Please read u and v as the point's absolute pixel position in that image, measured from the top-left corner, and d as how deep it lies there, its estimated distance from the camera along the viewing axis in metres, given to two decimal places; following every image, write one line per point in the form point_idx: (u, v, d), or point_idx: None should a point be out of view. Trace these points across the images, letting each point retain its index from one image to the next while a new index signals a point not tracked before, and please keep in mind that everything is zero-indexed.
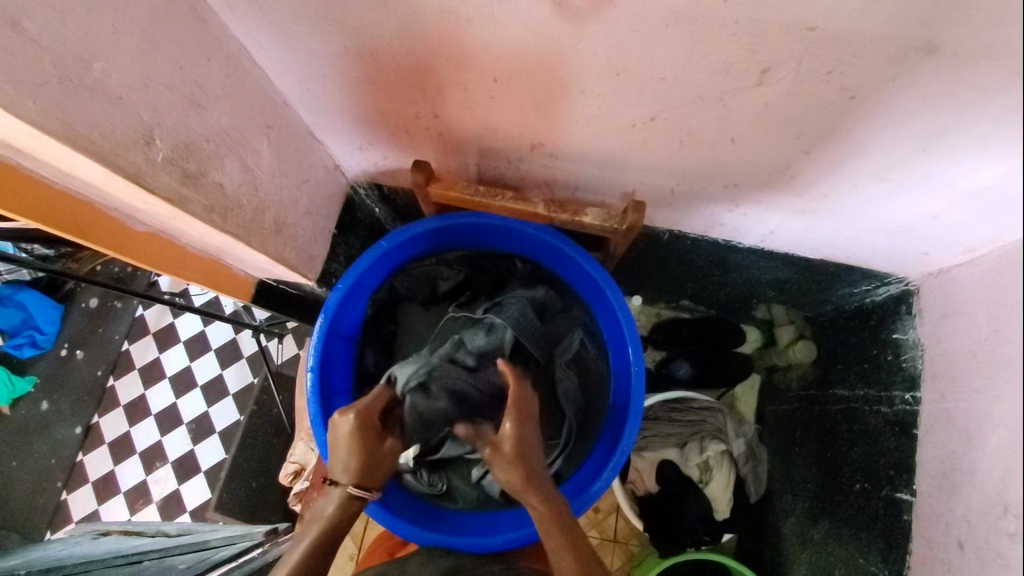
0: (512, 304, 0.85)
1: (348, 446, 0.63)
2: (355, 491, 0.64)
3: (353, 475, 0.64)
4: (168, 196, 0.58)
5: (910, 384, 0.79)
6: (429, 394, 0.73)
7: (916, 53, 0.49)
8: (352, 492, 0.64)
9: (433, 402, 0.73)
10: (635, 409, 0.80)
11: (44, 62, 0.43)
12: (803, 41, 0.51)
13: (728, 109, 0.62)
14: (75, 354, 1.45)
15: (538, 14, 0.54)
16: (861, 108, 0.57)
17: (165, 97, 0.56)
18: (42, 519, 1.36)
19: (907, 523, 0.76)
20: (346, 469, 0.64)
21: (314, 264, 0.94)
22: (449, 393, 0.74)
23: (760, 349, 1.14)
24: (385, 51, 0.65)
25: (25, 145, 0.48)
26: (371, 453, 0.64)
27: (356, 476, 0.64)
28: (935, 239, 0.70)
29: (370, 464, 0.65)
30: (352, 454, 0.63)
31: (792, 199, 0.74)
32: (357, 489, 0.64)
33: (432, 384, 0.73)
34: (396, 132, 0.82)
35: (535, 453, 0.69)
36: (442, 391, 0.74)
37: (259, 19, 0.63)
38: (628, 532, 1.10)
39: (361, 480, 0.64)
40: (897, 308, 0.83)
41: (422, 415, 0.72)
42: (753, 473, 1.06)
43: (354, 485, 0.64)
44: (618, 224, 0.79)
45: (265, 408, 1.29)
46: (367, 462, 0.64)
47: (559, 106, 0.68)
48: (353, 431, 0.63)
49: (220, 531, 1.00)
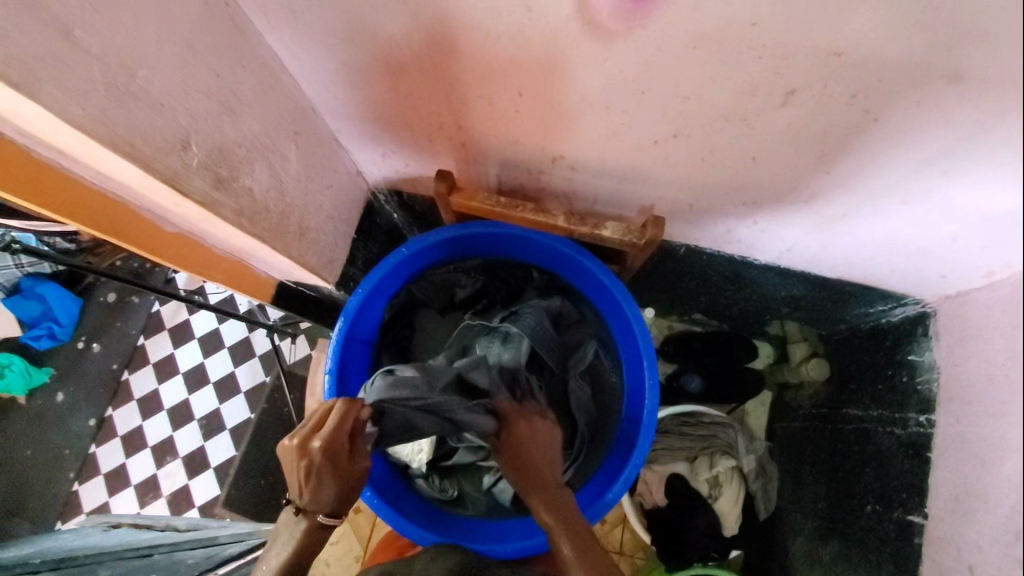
0: (529, 313, 0.87)
1: (317, 477, 0.50)
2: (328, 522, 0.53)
3: (325, 504, 0.52)
4: (201, 199, 0.59)
5: (925, 407, 0.79)
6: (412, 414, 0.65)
7: (943, 80, 0.50)
8: (324, 522, 0.53)
9: (412, 420, 0.66)
10: (648, 422, 0.80)
11: (92, 69, 0.45)
12: (829, 65, 0.52)
13: (752, 129, 0.63)
14: (92, 347, 1.47)
15: (566, 32, 0.55)
16: (884, 132, 0.58)
17: (203, 103, 0.58)
18: (53, 509, 1.37)
19: (919, 546, 0.76)
20: (315, 503, 0.51)
21: (333, 267, 0.95)
22: (432, 412, 0.67)
23: (772, 364, 1.15)
24: (414, 63, 0.66)
25: (69, 148, 0.50)
26: (343, 477, 0.53)
27: (328, 504, 0.52)
28: (955, 263, 0.70)
29: (344, 490, 0.53)
30: (323, 485, 0.51)
31: (811, 217, 0.74)
32: (329, 518, 0.53)
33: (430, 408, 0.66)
34: (419, 141, 0.83)
35: (529, 458, 0.71)
36: (438, 415, 0.68)
37: (295, 30, 0.65)
38: (634, 545, 1.09)
39: (335, 508, 0.53)
40: (914, 330, 0.82)
41: (402, 428, 0.65)
42: (762, 490, 1.07)
43: (326, 516, 0.53)
44: (636, 238, 0.80)
45: (275, 406, 1.30)
46: (342, 488, 0.53)
47: (583, 120, 0.69)
48: (322, 462, 0.50)
49: (229, 528, 0.99)
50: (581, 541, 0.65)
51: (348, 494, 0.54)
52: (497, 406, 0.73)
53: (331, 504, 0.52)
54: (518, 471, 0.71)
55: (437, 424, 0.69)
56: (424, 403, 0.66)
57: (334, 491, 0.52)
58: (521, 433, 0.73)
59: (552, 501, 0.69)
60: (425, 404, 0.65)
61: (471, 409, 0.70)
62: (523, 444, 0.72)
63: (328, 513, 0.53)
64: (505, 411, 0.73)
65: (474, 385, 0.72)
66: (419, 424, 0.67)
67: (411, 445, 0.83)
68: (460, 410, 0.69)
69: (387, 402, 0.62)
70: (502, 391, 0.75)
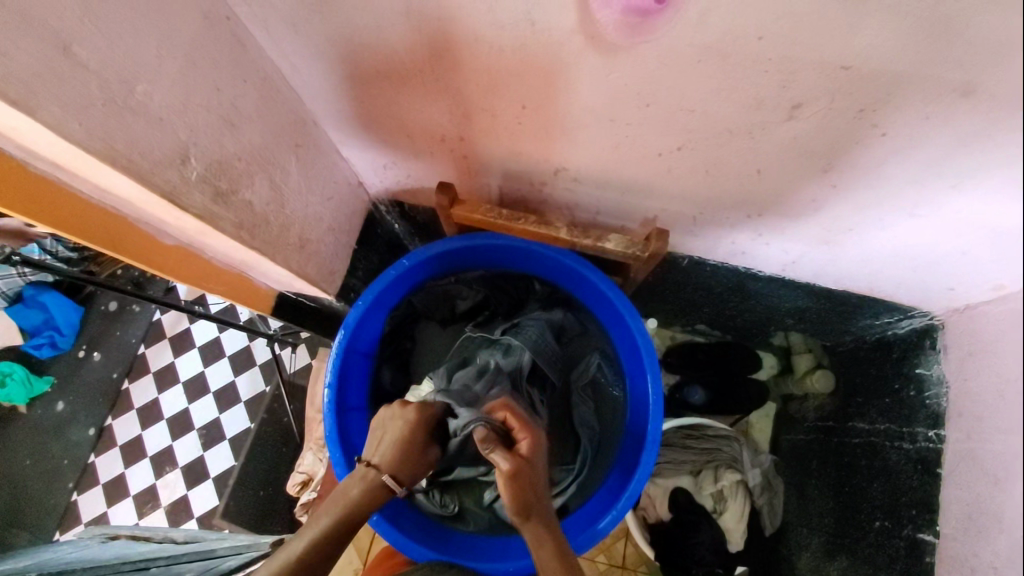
0: (530, 327, 0.88)
1: (400, 432, 0.70)
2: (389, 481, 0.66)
3: (393, 464, 0.67)
4: (200, 213, 0.59)
5: (933, 422, 0.78)
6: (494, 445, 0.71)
7: (953, 94, 0.49)
8: (387, 479, 0.65)
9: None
10: (653, 438, 0.79)
11: (91, 84, 0.44)
12: (836, 79, 0.51)
13: (756, 142, 0.62)
14: (92, 356, 1.45)
15: (571, 45, 0.55)
16: (893, 146, 0.57)
17: (203, 117, 0.57)
18: (52, 518, 1.36)
19: (930, 564, 0.77)
20: (387, 455, 0.67)
21: (334, 279, 0.95)
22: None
23: (776, 375, 1.12)
24: (416, 76, 0.66)
25: (66, 162, 0.49)
26: (415, 448, 0.70)
27: (397, 464, 0.67)
28: (963, 276, 0.69)
29: (411, 459, 0.69)
30: (398, 443, 0.69)
31: (816, 231, 0.73)
32: (391, 478, 0.66)
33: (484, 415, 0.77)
34: (421, 152, 0.83)
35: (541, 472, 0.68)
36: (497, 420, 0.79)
37: (295, 42, 0.65)
38: (637, 558, 1.07)
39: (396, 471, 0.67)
40: (920, 343, 0.81)
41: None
42: (768, 505, 1.03)
43: (391, 474, 0.66)
44: (640, 251, 0.79)
45: (275, 416, 1.29)
46: (409, 455, 0.69)
47: (586, 133, 0.68)
48: (410, 426, 0.70)
49: (228, 539, 0.97)
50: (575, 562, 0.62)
51: (413, 466, 0.69)
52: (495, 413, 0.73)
53: (396, 464, 0.67)
54: (517, 492, 0.63)
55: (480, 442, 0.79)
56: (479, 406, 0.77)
57: (403, 455, 0.69)
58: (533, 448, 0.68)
59: (551, 523, 0.64)
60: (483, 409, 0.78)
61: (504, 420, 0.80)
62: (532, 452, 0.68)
63: (391, 472, 0.66)
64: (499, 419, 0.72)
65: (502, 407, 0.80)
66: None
67: None
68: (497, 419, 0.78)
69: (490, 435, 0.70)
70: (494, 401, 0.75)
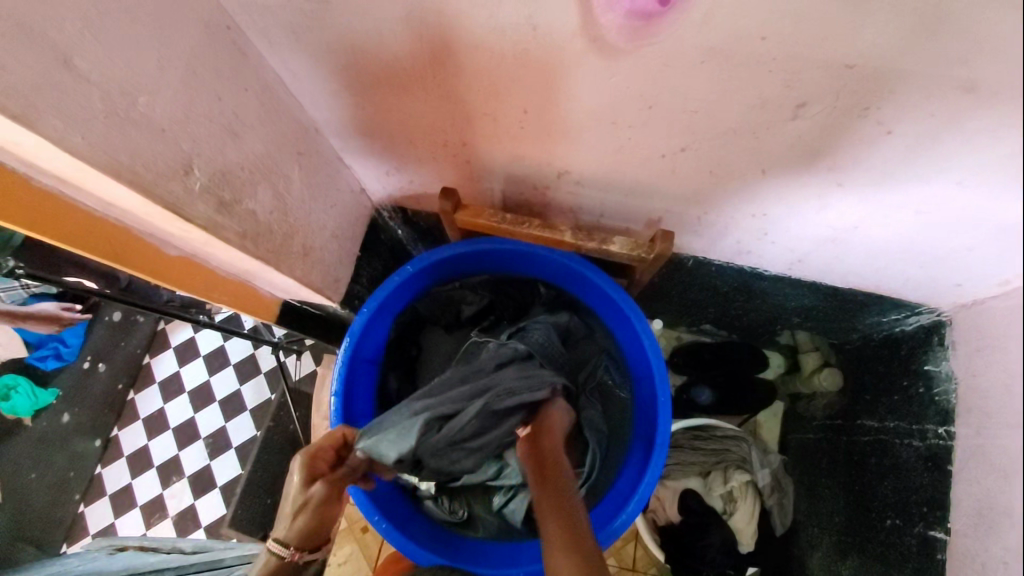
0: (536, 331, 0.87)
1: (289, 486, 0.61)
2: (274, 547, 0.57)
3: (282, 522, 0.58)
4: (204, 224, 0.58)
5: (943, 418, 0.77)
6: (437, 455, 0.72)
7: (958, 89, 0.49)
8: (271, 545, 0.57)
9: (450, 453, 0.72)
10: (661, 441, 0.77)
11: (93, 97, 0.44)
12: (840, 77, 0.51)
13: (761, 141, 0.62)
14: (98, 367, 1.40)
15: (573, 48, 0.55)
16: (897, 143, 0.56)
17: (205, 127, 0.57)
18: (59, 531, 1.35)
19: (942, 562, 0.74)
20: (280, 518, 0.59)
21: (338, 286, 0.95)
22: (470, 423, 0.72)
23: (783, 375, 1.12)
24: (417, 82, 0.66)
25: (68, 175, 0.49)
26: (304, 500, 0.60)
27: (280, 524, 0.58)
28: (971, 271, 0.68)
29: (301, 508, 0.59)
30: (289, 499, 0.60)
31: (821, 228, 0.73)
32: (278, 541, 0.57)
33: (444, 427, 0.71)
34: (423, 158, 0.82)
35: (560, 456, 0.69)
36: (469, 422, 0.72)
37: (295, 51, 0.65)
38: (646, 562, 1.04)
39: (285, 530, 0.58)
40: (928, 339, 0.81)
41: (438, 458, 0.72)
42: (778, 505, 1.03)
43: (274, 539, 0.57)
44: (645, 252, 0.78)
45: (281, 423, 1.29)
46: (296, 509, 0.59)
47: (588, 135, 0.68)
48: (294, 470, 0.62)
49: (236, 549, 0.96)
50: (589, 561, 0.54)
51: (304, 516, 0.59)
52: (539, 409, 0.77)
53: (282, 524, 0.58)
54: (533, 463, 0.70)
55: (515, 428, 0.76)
56: (444, 419, 0.71)
57: (291, 506, 0.59)
58: (547, 424, 0.74)
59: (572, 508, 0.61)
60: (447, 418, 0.72)
61: (510, 401, 0.74)
62: (556, 430, 0.74)
63: (280, 535, 0.58)
64: (536, 415, 0.77)
65: (515, 387, 0.76)
66: (467, 448, 0.73)
67: None
68: (500, 405, 0.74)
69: (422, 452, 0.70)
70: (558, 400, 0.79)
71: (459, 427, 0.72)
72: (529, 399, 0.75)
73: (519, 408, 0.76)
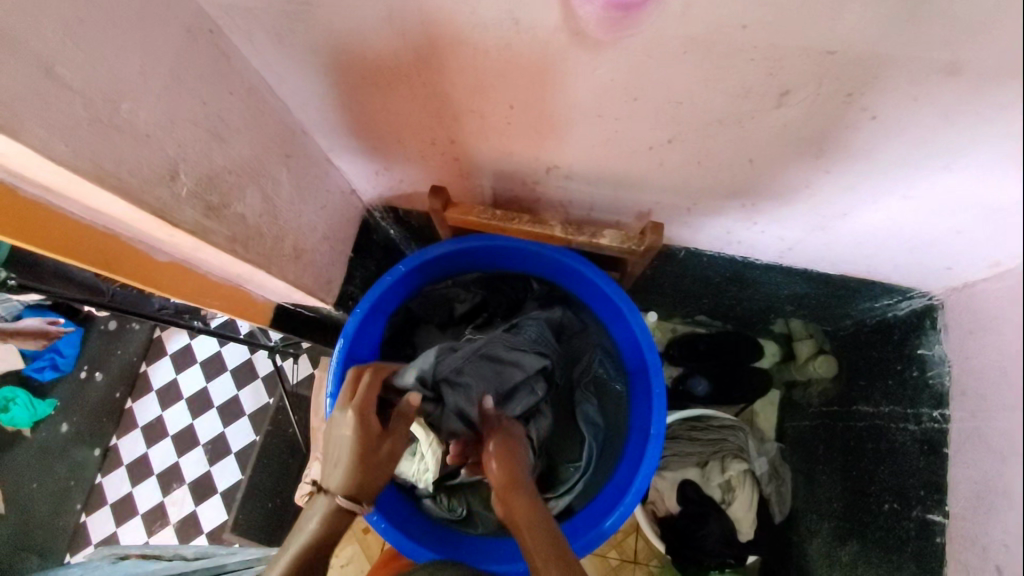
0: (529, 326, 0.88)
1: (353, 442, 0.59)
2: (344, 503, 0.58)
3: (352, 479, 0.59)
4: (192, 229, 0.58)
5: (937, 401, 0.77)
6: (452, 385, 0.75)
7: (941, 72, 0.49)
8: (341, 502, 0.58)
9: (465, 383, 0.75)
10: (657, 433, 0.78)
11: (76, 104, 0.44)
12: (822, 64, 0.51)
13: (746, 131, 0.62)
14: (95, 377, 1.40)
15: (556, 43, 0.55)
16: (881, 128, 0.56)
17: (191, 132, 0.57)
18: (62, 540, 1.36)
19: (941, 545, 0.74)
20: (343, 474, 0.59)
21: (331, 287, 0.95)
22: (479, 359, 0.78)
23: (779, 362, 1.13)
24: (402, 80, 0.66)
25: (53, 184, 0.49)
26: (375, 457, 0.60)
27: (349, 481, 0.59)
28: (960, 255, 0.69)
29: (373, 467, 0.60)
30: (357, 455, 0.59)
31: (809, 215, 0.73)
32: (350, 499, 0.59)
33: (460, 363, 0.76)
34: (412, 157, 0.82)
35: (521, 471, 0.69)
36: (479, 365, 0.78)
37: (279, 53, 0.65)
38: (649, 553, 1.06)
39: (356, 489, 0.59)
40: (921, 323, 0.81)
41: (454, 394, 0.74)
42: (776, 493, 1.05)
43: (346, 496, 0.59)
44: (635, 245, 0.79)
45: (280, 427, 1.29)
46: (367, 466, 0.59)
47: (575, 129, 0.68)
48: (358, 425, 0.60)
49: (239, 554, 0.96)
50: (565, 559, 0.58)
51: (376, 475, 0.61)
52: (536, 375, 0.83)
53: (347, 483, 0.59)
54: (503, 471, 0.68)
55: (526, 397, 0.81)
56: (461, 354, 0.77)
57: (360, 464, 0.59)
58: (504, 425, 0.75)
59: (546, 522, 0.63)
60: (465, 354, 0.78)
61: (511, 350, 0.82)
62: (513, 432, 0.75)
63: (352, 492, 0.59)
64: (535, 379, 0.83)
65: (516, 343, 0.84)
66: (475, 385, 0.76)
67: (417, 465, 0.81)
68: (506, 351, 0.82)
69: (440, 376, 0.74)
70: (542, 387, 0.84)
71: (469, 356, 0.78)
72: (525, 357, 0.83)
73: (524, 366, 0.82)
